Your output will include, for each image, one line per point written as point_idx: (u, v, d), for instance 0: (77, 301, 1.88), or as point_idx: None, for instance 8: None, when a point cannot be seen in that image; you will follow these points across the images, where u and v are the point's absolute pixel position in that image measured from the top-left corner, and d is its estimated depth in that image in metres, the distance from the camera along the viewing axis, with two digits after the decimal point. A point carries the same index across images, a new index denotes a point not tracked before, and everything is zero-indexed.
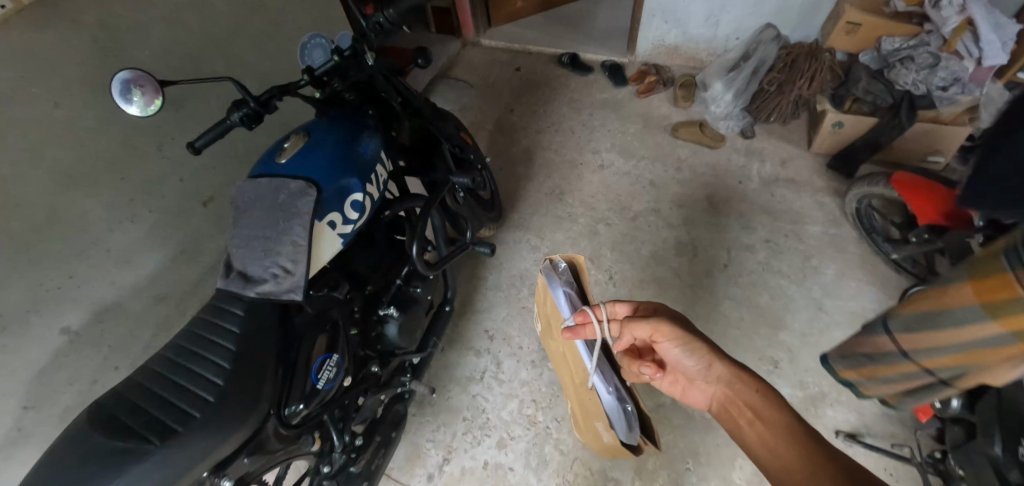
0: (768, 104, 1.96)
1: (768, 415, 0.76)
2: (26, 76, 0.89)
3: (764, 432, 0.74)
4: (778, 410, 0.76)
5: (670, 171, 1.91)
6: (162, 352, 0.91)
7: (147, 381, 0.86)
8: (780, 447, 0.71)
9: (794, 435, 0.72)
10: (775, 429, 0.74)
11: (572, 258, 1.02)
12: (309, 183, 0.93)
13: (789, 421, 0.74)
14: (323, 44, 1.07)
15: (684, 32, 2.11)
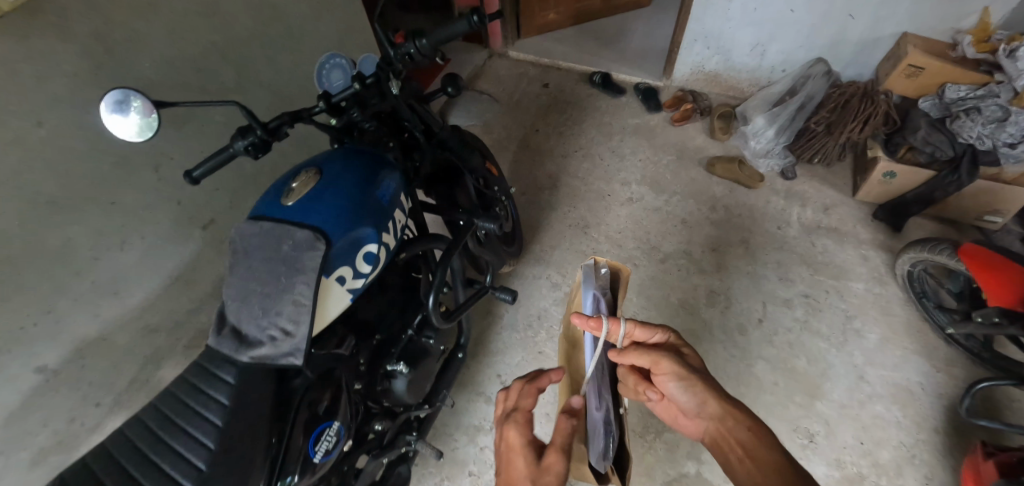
0: (814, 144, 1.83)
1: (762, 456, 0.62)
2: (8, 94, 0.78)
3: (754, 472, 0.61)
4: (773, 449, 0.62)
5: (705, 210, 1.78)
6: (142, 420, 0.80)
7: (123, 457, 0.76)
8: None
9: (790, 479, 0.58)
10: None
11: (620, 266, 0.90)
12: (318, 233, 0.81)
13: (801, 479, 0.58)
14: (343, 65, 1.02)
15: (727, 59, 1.98)
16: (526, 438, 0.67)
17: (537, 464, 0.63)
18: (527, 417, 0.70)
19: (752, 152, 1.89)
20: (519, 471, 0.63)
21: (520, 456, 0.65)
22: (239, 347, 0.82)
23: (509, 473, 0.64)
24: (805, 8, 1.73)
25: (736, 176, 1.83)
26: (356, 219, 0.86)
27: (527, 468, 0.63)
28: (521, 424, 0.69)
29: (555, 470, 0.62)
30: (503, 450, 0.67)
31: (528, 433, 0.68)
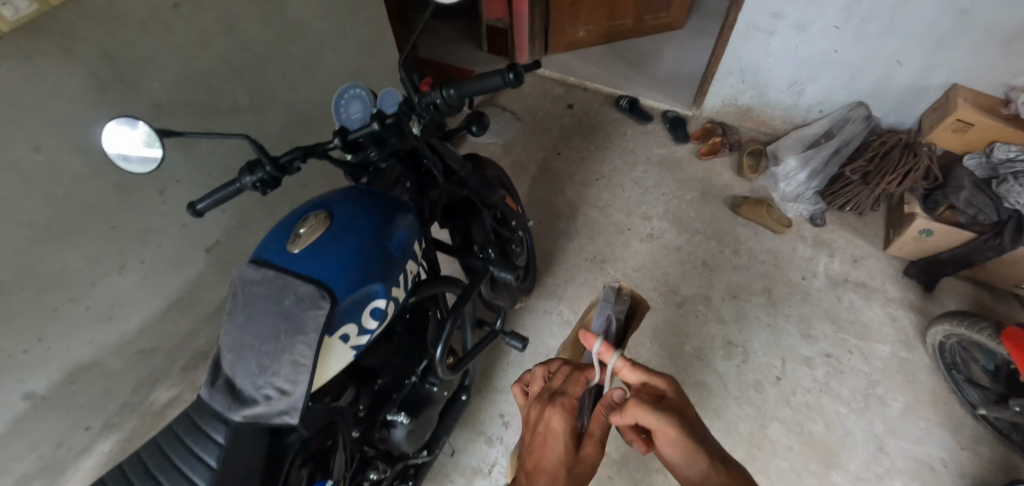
0: (849, 194, 1.72)
1: None
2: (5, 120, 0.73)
3: None
4: None
5: (727, 254, 1.70)
6: (127, 472, 0.76)
7: None
8: None
9: None
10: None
11: (642, 299, 1.02)
12: (323, 290, 0.76)
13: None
14: (363, 96, 0.93)
15: (762, 95, 1.90)
16: (569, 426, 0.68)
17: (573, 455, 0.66)
18: (572, 405, 0.71)
19: (781, 195, 1.80)
20: (554, 458, 0.65)
21: (557, 443, 0.67)
22: (231, 404, 0.76)
23: (542, 457, 0.66)
24: (850, 50, 1.64)
25: (762, 219, 1.73)
26: (365, 273, 0.80)
27: (564, 456, 0.66)
28: (566, 411, 0.70)
29: (590, 461, 0.66)
30: (542, 430, 0.69)
31: (572, 420, 0.69)
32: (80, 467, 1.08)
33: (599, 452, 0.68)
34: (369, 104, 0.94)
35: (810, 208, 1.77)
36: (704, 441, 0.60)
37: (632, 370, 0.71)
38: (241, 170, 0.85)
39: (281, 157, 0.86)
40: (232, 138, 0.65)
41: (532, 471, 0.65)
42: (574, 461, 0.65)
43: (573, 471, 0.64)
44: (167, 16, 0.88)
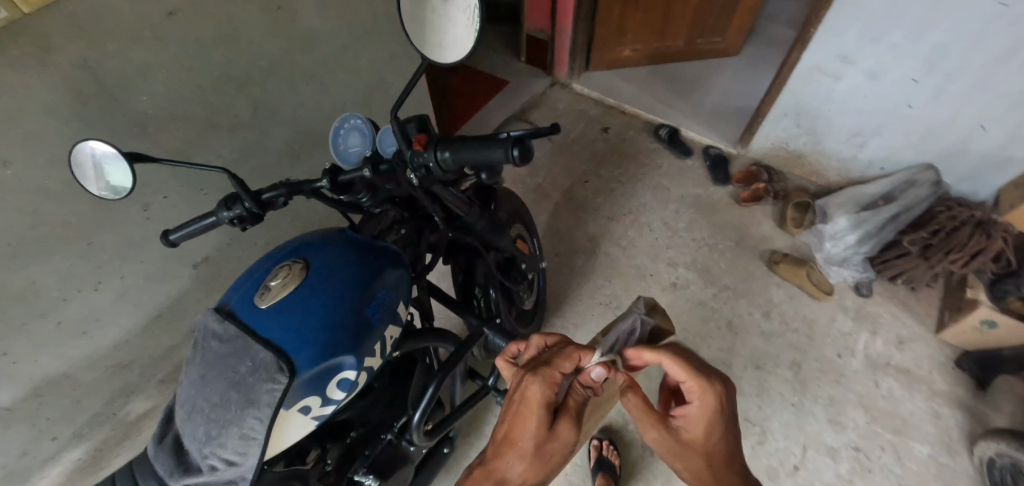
0: (905, 267, 1.52)
1: None
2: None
3: None
4: None
5: (757, 316, 1.54)
6: None
7: None
8: None
9: None
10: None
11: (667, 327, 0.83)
12: (282, 361, 0.68)
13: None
14: (362, 128, 0.83)
15: (818, 142, 1.71)
16: (547, 398, 0.64)
17: (545, 432, 0.64)
18: (555, 380, 0.66)
19: (825, 256, 1.62)
20: (527, 435, 0.64)
21: (530, 417, 0.64)
22: (174, 469, 0.70)
23: (516, 429, 0.65)
24: (928, 107, 1.44)
25: (800, 281, 1.56)
26: (334, 343, 0.72)
27: (535, 433, 0.64)
28: (547, 384, 0.65)
29: (562, 440, 0.64)
30: (518, 400, 0.66)
31: (551, 395, 0.65)
32: (46, 476, 1.05)
33: (573, 430, 0.65)
34: (368, 136, 0.83)
35: (857, 274, 1.57)
36: (706, 463, 0.63)
37: (672, 365, 0.68)
38: (220, 201, 0.77)
39: (262, 191, 0.77)
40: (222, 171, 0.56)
41: (504, 442, 0.65)
42: (546, 437, 0.64)
43: (542, 447, 0.64)
44: (160, 23, 0.80)
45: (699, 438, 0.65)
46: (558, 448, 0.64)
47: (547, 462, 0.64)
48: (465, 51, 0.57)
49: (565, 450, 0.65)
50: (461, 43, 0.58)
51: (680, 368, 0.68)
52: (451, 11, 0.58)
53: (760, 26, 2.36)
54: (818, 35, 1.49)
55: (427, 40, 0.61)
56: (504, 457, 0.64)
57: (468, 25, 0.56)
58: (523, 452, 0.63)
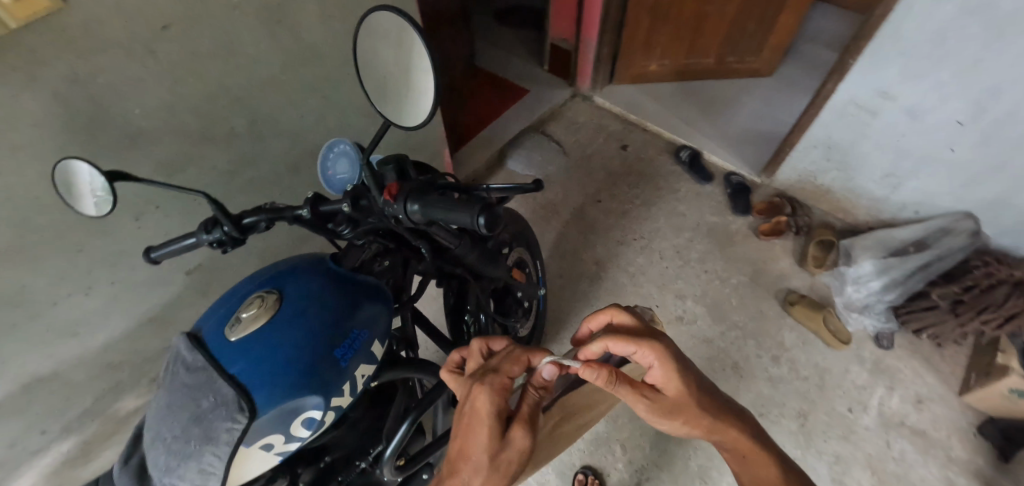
0: (935, 320, 1.41)
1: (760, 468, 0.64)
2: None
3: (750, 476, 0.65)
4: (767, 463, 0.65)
5: (765, 360, 1.46)
6: None
7: None
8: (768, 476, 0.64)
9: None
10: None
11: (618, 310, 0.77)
12: (243, 399, 0.67)
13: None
14: (350, 155, 0.81)
15: (849, 179, 1.61)
16: (497, 407, 0.61)
17: (500, 441, 0.60)
18: (503, 385, 0.63)
19: (845, 300, 1.52)
20: (482, 446, 0.59)
21: (481, 428, 0.60)
22: None
23: (468, 443, 0.60)
24: (971, 153, 1.33)
25: (816, 326, 1.47)
26: (299, 382, 0.70)
27: (487, 444, 0.59)
28: (495, 391, 0.62)
29: (517, 449, 0.60)
30: (464, 414, 0.62)
31: (501, 402, 0.62)
32: (35, 467, 1.07)
33: (528, 433, 0.61)
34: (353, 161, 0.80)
35: (877, 323, 1.48)
36: (688, 412, 0.65)
37: (619, 344, 0.67)
38: (204, 222, 0.74)
39: (245, 215, 0.73)
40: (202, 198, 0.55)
41: (458, 463, 0.59)
42: (501, 447, 0.60)
43: (499, 456, 0.59)
44: (154, 37, 0.79)
45: (673, 392, 0.66)
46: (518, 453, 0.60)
47: (506, 474, 0.59)
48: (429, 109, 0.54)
49: (520, 458, 0.61)
50: (428, 101, 0.55)
51: (626, 343, 0.66)
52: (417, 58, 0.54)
53: (797, 46, 2.24)
54: (857, 67, 1.39)
55: (404, 112, 0.60)
56: (461, 478, 0.58)
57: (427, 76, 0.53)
58: (481, 465, 0.58)
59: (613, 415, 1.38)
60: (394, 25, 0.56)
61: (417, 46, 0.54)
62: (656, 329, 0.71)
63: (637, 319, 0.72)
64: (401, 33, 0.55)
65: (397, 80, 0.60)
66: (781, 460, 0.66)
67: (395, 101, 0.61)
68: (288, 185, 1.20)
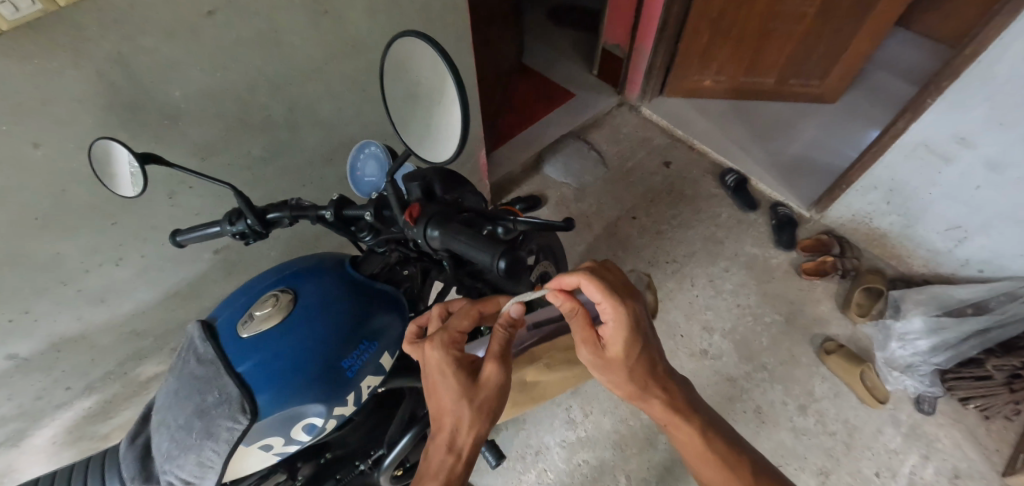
0: (985, 391, 1.29)
1: (683, 430, 0.79)
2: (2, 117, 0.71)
3: (675, 427, 0.80)
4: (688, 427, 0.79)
5: (790, 408, 1.38)
6: None
7: None
8: (689, 437, 0.79)
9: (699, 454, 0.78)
10: (695, 463, 0.79)
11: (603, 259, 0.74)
12: (245, 399, 0.66)
13: (714, 474, 0.76)
14: (379, 158, 0.79)
15: (908, 225, 1.49)
16: (449, 360, 0.67)
17: (465, 389, 0.67)
18: (452, 339, 0.69)
19: (886, 357, 1.42)
20: (447, 396, 0.67)
21: (447, 383, 0.68)
22: (135, 476, 0.71)
23: (440, 395, 0.69)
24: None
25: (851, 380, 1.38)
26: (303, 388, 0.69)
27: (456, 395, 0.67)
28: (448, 347, 0.68)
29: (485, 391, 0.68)
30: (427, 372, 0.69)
31: (452, 355, 0.68)
32: (58, 420, 1.12)
33: (497, 370, 0.69)
34: (381, 166, 0.78)
35: (919, 386, 1.36)
36: (631, 365, 0.74)
37: (590, 285, 0.67)
38: (230, 212, 0.74)
39: (269, 210, 0.72)
40: (231, 189, 0.57)
41: (440, 416, 0.68)
42: (474, 393, 0.68)
43: (475, 402, 0.68)
44: (198, 22, 0.81)
45: (624, 348, 0.71)
46: (491, 394, 0.68)
47: (484, 409, 0.69)
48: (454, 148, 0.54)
49: (493, 395, 0.69)
50: (460, 116, 0.51)
51: (594, 288, 0.67)
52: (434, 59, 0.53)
53: (866, 72, 2.10)
54: (933, 108, 1.28)
55: (431, 138, 0.60)
56: (448, 428, 0.68)
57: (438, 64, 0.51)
58: (461, 414, 0.67)
59: (621, 443, 1.34)
60: (430, 51, 0.52)
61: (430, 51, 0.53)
62: (628, 285, 0.71)
63: (614, 271, 0.72)
64: (438, 64, 0.52)
65: (428, 102, 0.58)
66: (701, 420, 0.80)
67: (423, 119, 0.60)
68: (320, 174, 1.22)
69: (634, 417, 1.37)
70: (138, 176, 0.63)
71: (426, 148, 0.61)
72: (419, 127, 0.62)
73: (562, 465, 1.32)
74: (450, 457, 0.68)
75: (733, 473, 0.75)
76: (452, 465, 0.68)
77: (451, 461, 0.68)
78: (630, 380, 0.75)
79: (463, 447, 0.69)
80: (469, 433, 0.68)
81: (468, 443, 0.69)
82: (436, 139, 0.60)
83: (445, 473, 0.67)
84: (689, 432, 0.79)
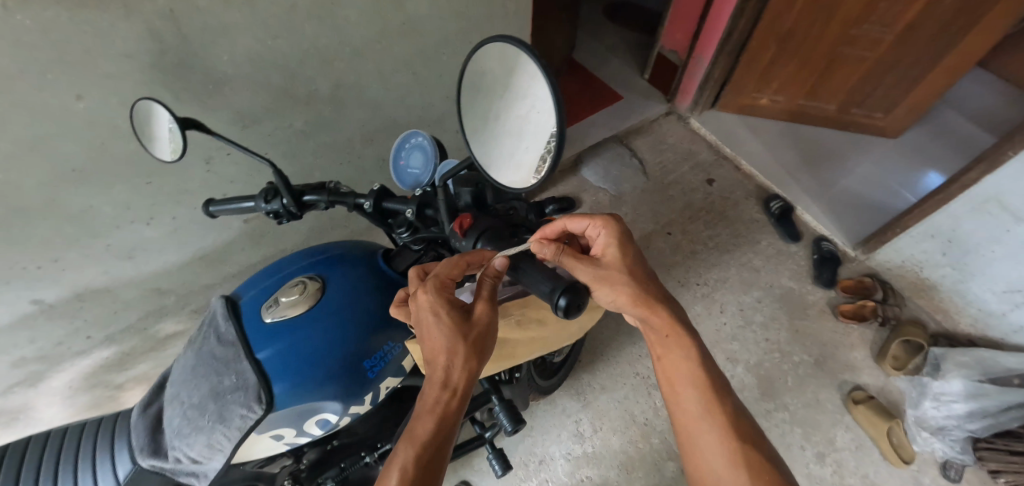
0: (1020, 468, 1.17)
1: (679, 347, 0.68)
2: (50, 64, 0.70)
3: (674, 349, 0.68)
4: (684, 347, 0.68)
5: (808, 454, 1.30)
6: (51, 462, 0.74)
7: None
8: (684, 358, 0.68)
9: (696, 379, 0.66)
10: (689, 390, 0.66)
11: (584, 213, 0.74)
12: (261, 388, 0.64)
13: (695, 405, 0.65)
14: (425, 151, 0.74)
15: (961, 281, 1.39)
16: (440, 299, 0.59)
17: (457, 326, 0.59)
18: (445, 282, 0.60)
19: (917, 415, 1.32)
20: (437, 334, 0.58)
21: (438, 323, 0.59)
22: (144, 447, 0.70)
23: (430, 335, 0.59)
24: None
25: (877, 434, 1.29)
26: (321, 384, 0.66)
27: (448, 331, 0.58)
28: (439, 287, 0.59)
29: (479, 326, 0.60)
30: (418, 318, 0.60)
31: (444, 295, 0.59)
32: (75, 366, 1.12)
33: (490, 310, 0.61)
34: (426, 159, 0.72)
35: (948, 450, 1.26)
36: (633, 272, 0.68)
37: (573, 221, 0.67)
38: (265, 188, 0.70)
39: (306, 192, 0.68)
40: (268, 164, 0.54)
41: (432, 355, 0.59)
42: (466, 329, 0.59)
43: (469, 338, 0.59)
44: None
45: (626, 259, 0.68)
46: (487, 332, 0.60)
47: (478, 347, 0.60)
48: (533, 181, 0.49)
49: (487, 333, 0.60)
50: (546, 113, 0.46)
51: (581, 218, 0.67)
52: (506, 56, 0.49)
53: (934, 110, 1.98)
54: (1011, 162, 1.18)
55: (489, 136, 0.56)
56: (439, 367, 0.58)
57: (513, 56, 0.47)
58: (454, 348, 0.58)
59: (628, 465, 1.30)
60: (501, 45, 0.48)
61: (502, 48, 0.48)
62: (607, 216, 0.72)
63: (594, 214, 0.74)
64: (511, 57, 0.48)
65: (491, 100, 0.54)
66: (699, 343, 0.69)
67: (480, 112, 0.56)
68: (358, 154, 1.19)
69: (644, 440, 1.33)
70: (177, 135, 0.59)
71: (498, 161, 0.55)
72: (474, 121, 0.58)
73: (564, 479, 1.29)
74: (444, 395, 0.58)
75: (730, 402, 0.65)
76: (448, 402, 0.58)
77: (445, 403, 0.58)
78: (638, 287, 0.67)
79: (458, 384, 0.59)
80: (465, 368, 0.59)
81: (465, 380, 0.59)
82: (494, 138, 0.56)
83: (441, 411, 0.58)
84: (685, 358, 0.68)
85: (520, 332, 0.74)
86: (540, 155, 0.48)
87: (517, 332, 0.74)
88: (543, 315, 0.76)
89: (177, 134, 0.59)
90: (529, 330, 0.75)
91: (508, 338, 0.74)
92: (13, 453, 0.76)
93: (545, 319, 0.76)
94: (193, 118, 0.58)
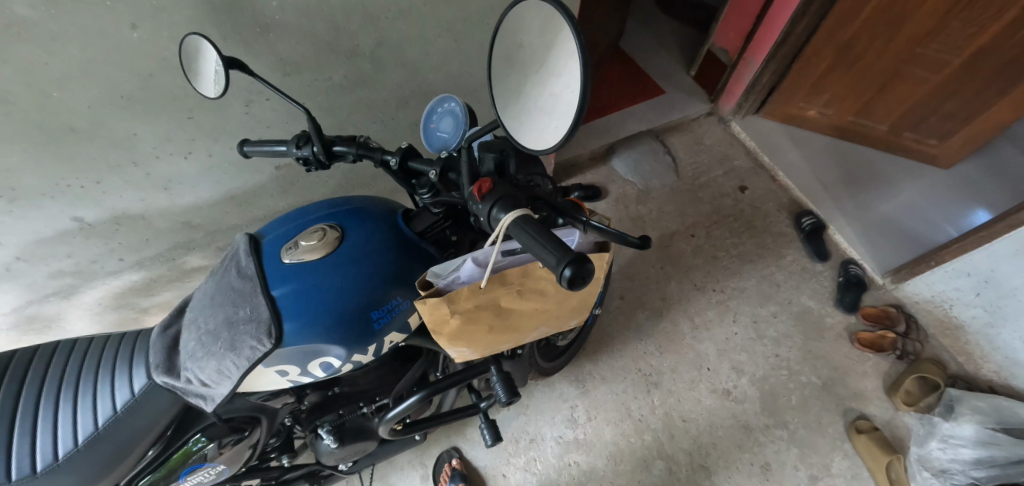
0: None
1: None
2: None
3: None
4: None
5: (801, 475, 1.27)
6: (80, 368, 0.80)
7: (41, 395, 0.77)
8: None
9: None
10: None
11: None
12: (272, 324, 0.67)
13: None
14: (456, 116, 0.74)
15: (990, 325, 1.32)
16: None
17: None
18: None
19: (920, 454, 1.26)
20: None
21: None
22: (159, 364, 0.73)
23: None
24: None
25: (875, 465, 1.25)
26: (326, 329, 0.69)
27: None
28: None
29: None
30: None
31: None
32: (106, 285, 1.18)
33: None
34: (454, 123, 0.72)
35: None
36: None
37: None
38: (298, 135, 0.72)
39: (337, 142, 0.70)
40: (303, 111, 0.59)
41: None
42: None
43: None
44: None
45: None
46: None
47: None
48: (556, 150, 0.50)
49: None
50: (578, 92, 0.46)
51: None
52: (547, 29, 0.48)
53: (993, 144, 1.87)
54: None
55: (519, 108, 0.56)
56: None
57: (555, 28, 0.47)
58: None
59: (616, 456, 1.31)
60: (543, 16, 0.48)
61: (545, 19, 0.48)
62: None
63: None
64: (552, 30, 0.47)
65: (526, 72, 0.54)
66: None
67: (513, 85, 0.56)
68: (392, 116, 1.20)
69: (637, 435, 1.34)
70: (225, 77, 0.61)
71: (525, 131, 0.56)
72: (508, 93, 0.58)
73: (552, 460, 1.31)
74: None
75: None
76: None
77: None
78: None
79: None
80: None
81: None
82: (525, 112, 0.56)
83: None
84: None
85: (519, 303, 0.72)
86: (564, 133, 0.49)
87: (518, 303, 0.72)
88: (545, 288, 0.72)
89: (226, 75, 0.61)
90: (535, 301, 0.74)
91: (510, 308, 0.72)
92: (43, 357, 0.82)
93: (544, 291, 0.72)
94: (238, 60, 0.61)
